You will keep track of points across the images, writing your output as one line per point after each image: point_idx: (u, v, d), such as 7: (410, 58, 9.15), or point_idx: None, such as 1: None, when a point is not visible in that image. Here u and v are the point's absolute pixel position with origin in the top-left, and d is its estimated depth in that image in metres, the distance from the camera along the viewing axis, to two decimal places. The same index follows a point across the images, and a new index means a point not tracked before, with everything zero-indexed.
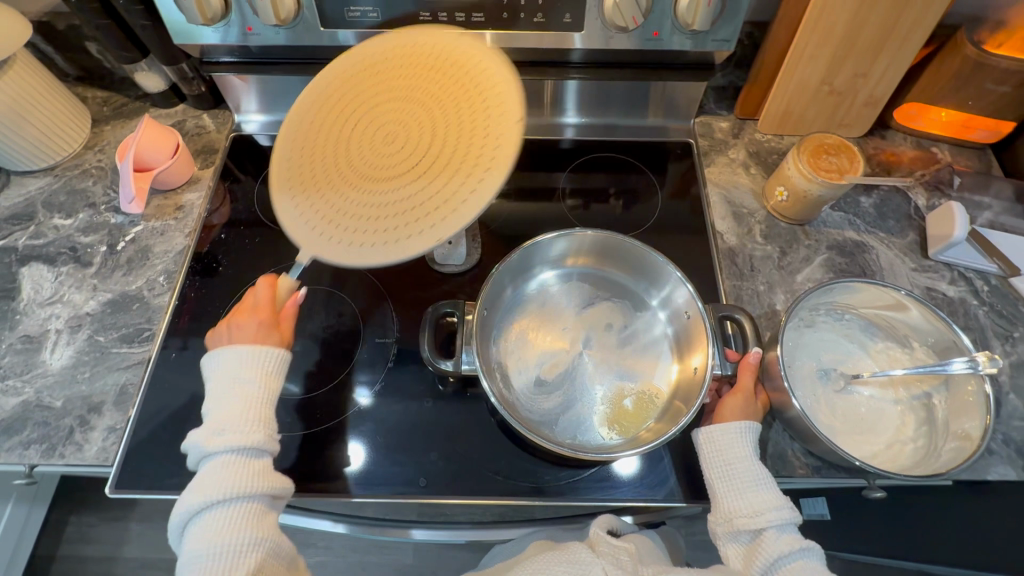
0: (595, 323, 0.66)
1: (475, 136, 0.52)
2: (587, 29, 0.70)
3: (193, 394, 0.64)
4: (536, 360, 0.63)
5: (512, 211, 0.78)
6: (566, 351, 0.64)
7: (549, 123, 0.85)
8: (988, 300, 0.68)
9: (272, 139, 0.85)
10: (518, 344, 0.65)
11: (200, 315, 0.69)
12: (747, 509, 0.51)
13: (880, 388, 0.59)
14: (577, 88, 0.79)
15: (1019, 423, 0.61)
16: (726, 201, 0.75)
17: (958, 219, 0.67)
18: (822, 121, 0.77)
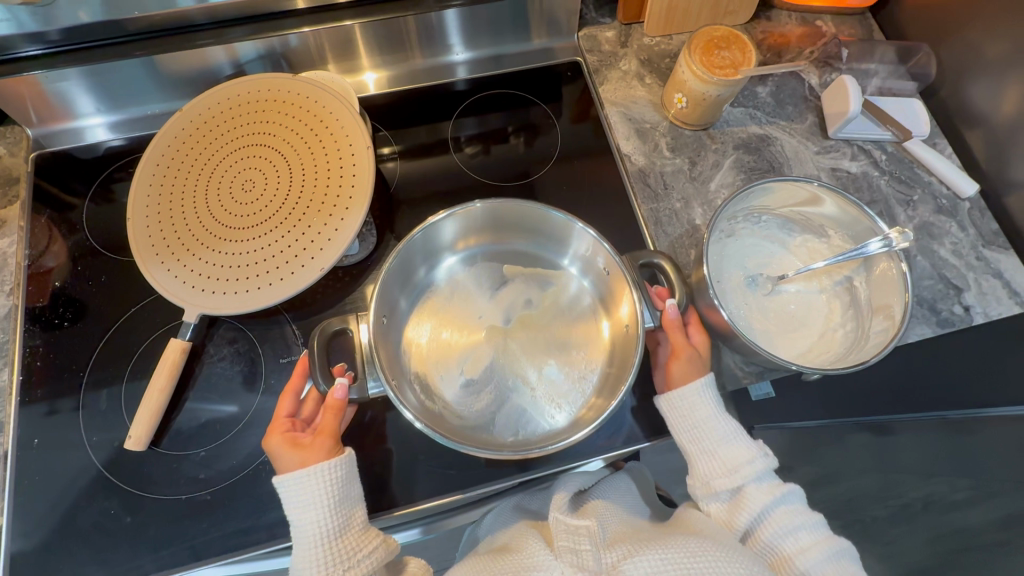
0: (513, 301, 0.62)
1: (331, 167, 0.59)
2: None
3: (70, 480, 0.54)
4: (456, 360, 0.59)
5: (404, 173, 0.69)
6: (481, 345, 0.59)
7: (439, 64, 0.74)
8: (888, 168, 0.69)
9: (108, 146, 0.70)
10: (431, 341, 0.60)
11: (56, 382, 0.57)
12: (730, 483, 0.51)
13: (805, 282, 0.59)
14: (443, 23, 0.70)
15: (928, 281, 0.64)
16: (626, 119, 0.70)
17: (852, 93, 0.65)
18: (708, 12, 0.72)
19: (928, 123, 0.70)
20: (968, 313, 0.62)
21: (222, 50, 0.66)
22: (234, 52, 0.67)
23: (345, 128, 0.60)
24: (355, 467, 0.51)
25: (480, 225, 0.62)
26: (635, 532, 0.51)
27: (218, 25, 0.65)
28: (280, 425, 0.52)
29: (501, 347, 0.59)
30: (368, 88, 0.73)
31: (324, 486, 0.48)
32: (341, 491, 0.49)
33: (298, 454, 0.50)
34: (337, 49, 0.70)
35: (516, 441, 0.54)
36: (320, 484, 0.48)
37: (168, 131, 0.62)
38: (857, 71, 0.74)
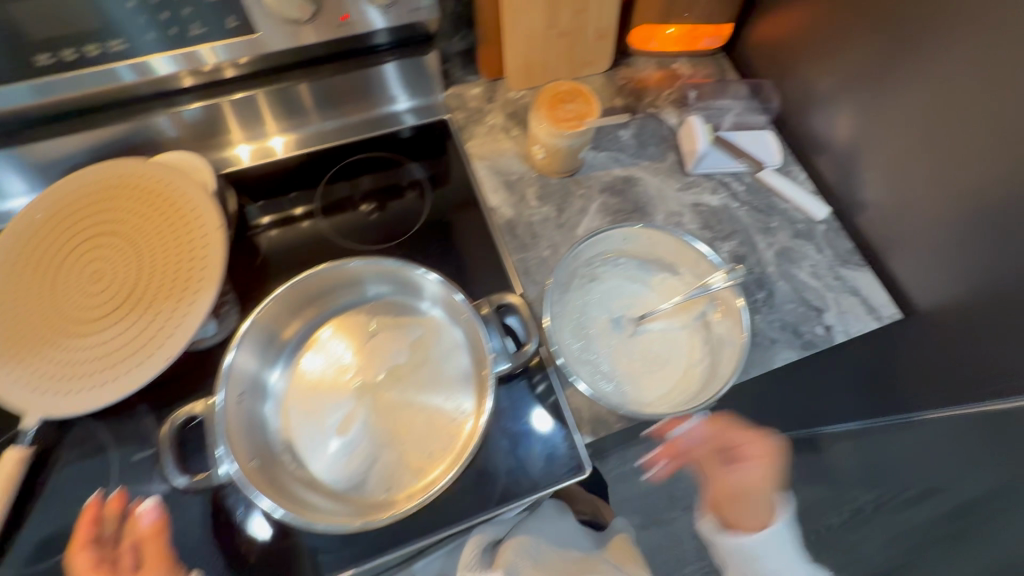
0: (381, 351, 0.61)
1: (183, 249, 0.58)
2: (265, 30, 0.56)
3: None
4: (325, 420, 0.58)
5: (272, 241, 0.67)
6: (347, 402, 0.58)
7: (321, 130, 0.74)
8: (747, 199, 0.72)
9: None
10: (297, 401, 0.59)
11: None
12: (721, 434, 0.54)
13: (666, 319, 0.60)
14: (328, 89, 0.70)
15: (790, 305, 0.66)
16: (494, 172, 0.71)
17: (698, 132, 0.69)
18: (566, 65, 0.76)
19: (779, 152, 0.74)
20: (830, 333, 0.64)
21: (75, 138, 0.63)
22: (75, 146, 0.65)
23: (197, 209, 0.60)
24: None
25: (341, 278, 0.62)
26: None
27: (166, 94, 0.64)
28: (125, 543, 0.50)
29: (367, 402, 0.58)
30: (275, 153, 0.72)
31: None
32: None
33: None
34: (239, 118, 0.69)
35: (387, 496, 0.54)
36: None
37: (11, 227, 0.60)
38: (712, 108, 0.78)
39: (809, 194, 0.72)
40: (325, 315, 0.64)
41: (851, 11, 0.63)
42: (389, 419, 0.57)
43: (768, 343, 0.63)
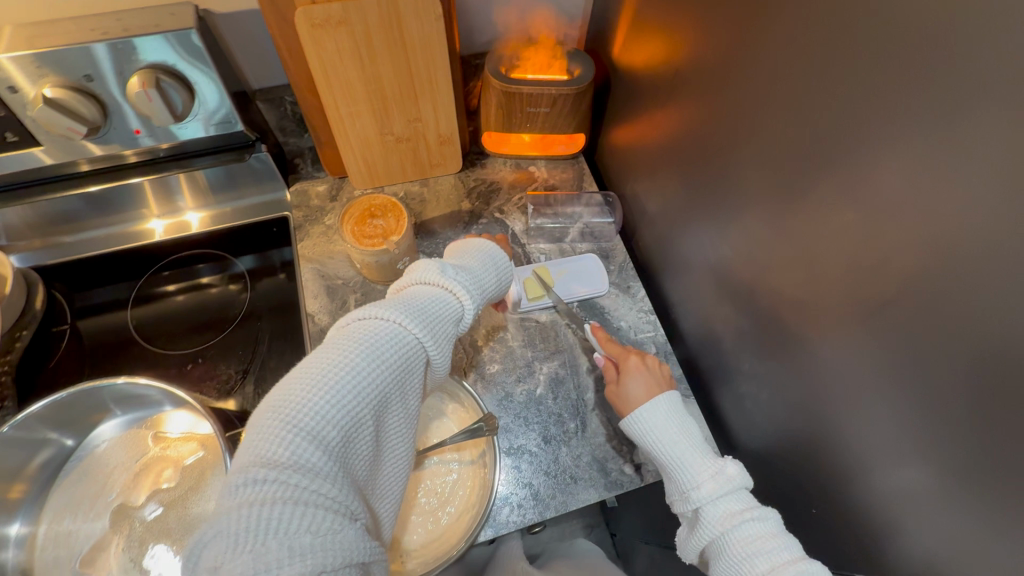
0: (144, 474, 0.56)
1: None
2: (48, 142, 0.59)
3: None
4: (71, 554, 0.52)
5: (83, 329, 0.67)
6: (99, 532, 0.53)
7: (176, 220, 0.74)
8: (578, 316, 0.69)
9: None
10: (45, 538, 0.53)
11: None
12: (741, 527, 0.43)
13: (454, 452, 0.58)
14: (199, 179, 0.69)
15: (601, 438, 0.62)
16: (319, 276, 0.70)
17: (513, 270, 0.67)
18: (411, 167, 0.75)
19: (604, 279, 0.71)
20: (639, 472, 0.60)
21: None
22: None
23: None
24: None
25: (99, 402, 0.56)
26: None
27: (44, 180, 0.64)
28: None
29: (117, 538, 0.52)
30: (190, 228, 0.74)
31: None
32: None
33: None
34: (158, 193, 0.70)
35: None
36: None
37: None
38: (563, 215, 0.77)
39: (642, 315, 0.70)
40: (91, 437, 0.58)
41: (676, 136, 0.63)
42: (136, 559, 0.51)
43: (568, 481, 0.59)
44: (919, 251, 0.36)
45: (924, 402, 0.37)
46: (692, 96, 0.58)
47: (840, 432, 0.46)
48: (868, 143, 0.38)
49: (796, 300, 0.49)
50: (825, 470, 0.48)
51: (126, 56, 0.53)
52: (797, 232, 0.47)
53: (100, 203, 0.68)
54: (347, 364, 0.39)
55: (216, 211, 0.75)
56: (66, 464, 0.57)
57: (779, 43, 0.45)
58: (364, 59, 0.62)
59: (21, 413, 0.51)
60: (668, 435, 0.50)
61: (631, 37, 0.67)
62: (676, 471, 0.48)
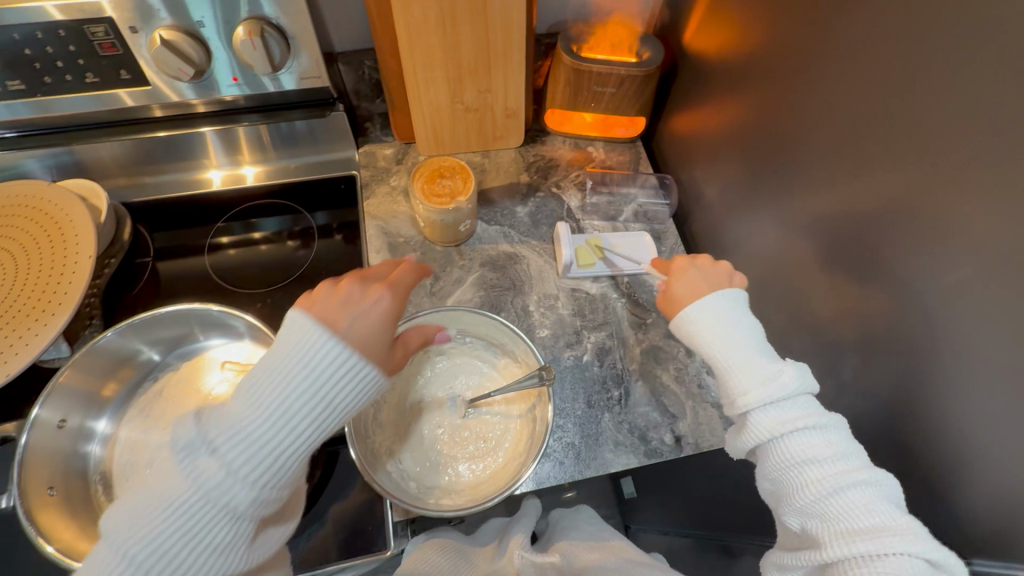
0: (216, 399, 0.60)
1: (53, 277, 0.61)
2: (153, 83, 0.63)
3: None
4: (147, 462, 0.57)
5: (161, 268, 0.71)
6: None
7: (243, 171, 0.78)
8: (627, 291, 0.71)
9: None
10: (124, 445, 0.57)
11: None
12: (794, 429, 0.42)
13: (505, 405, 0.61)
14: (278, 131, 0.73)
15: (643, 408, 0.64)
16: (382, 232, 0.73)
17: (563, 239, 0.71)
18: (475, 138, 0.78)
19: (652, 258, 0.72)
20: (678, 443, 0.62)
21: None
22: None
23: (80, 239, 0.63)
24: None
25: (185, 325, 0.60)
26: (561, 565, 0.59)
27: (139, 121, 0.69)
28: None
29: None
30: (246, 181, 0.78)
31: None
32: None
33: None
34: (238, 144, 0.74)
35: None
36: None
37: None
38: (619, 195, 0.79)
39: None
40: (170, 358, 0.62)
41: (740, 121, 0.64)
42: None
43: (609, 444, 0.61)
44: (983, 234, 0.37)
45: (978, 379, 0.38)
46: (760, 81, 0.60)
47: (887, 415, 0.46)
48: (938, 126, 0.39)
49: (852, 283, 0.49)
50: (867, 450, 0.49)
51: (235, 6, 0.57)
52: (858, 217, 0.48)
53: (187, 148, 0.73)
54: (159, 516, 0.37)
55: (269, 167, 0.79)
56: (146, 380, 0.61)
57: (855, 30, 0.46)
58: (446, 27, 0.65)
59: (122, 322, 0.55)
60: (721, 330, 0.47)
61: (703, 24, 0.69)
62: (728, 376, 0.45)
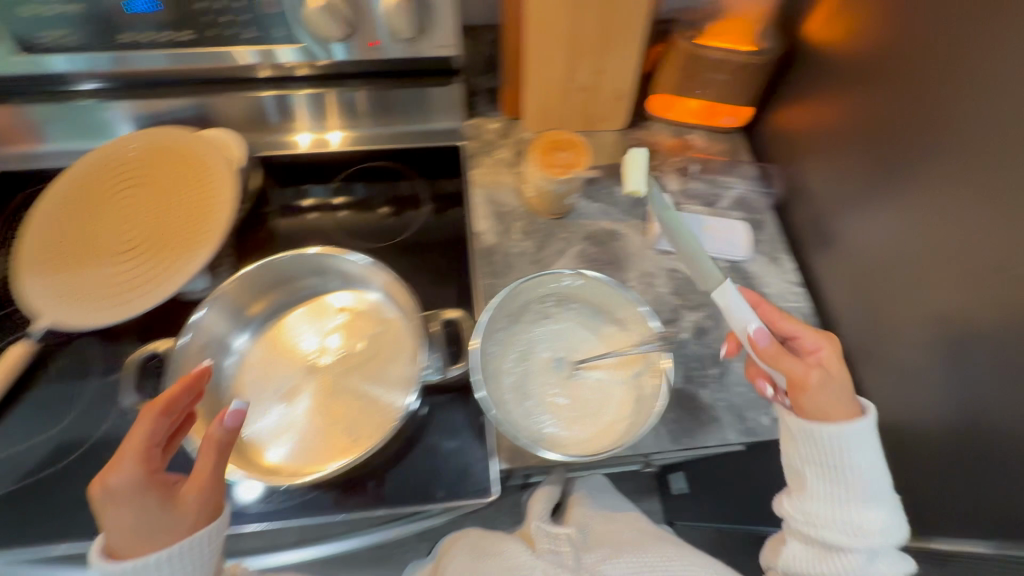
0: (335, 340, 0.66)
1: (196, 215, 0.67)
2: (303, 42, 0.68)
3: None
4: (274, 389, 0.63)
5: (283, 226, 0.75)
6: (297, 376, 0.63)
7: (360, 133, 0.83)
8: (725, 276, 0.72)
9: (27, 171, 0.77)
10: (255, 370, 0.64)
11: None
12: (836, 399, 0.51)
13: (609, 370, 0.62)
14: (403, 97, 0.79)
15: (740, 388, 0.65)
16: (489, 201, 0.76)
17: (659, 210, 0.69)
18: (581, 117, 0.80)
19: (749, 245, 0.73)
20: (775, 425, 0.63)
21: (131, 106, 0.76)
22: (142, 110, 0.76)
23: (218, 182, 0.68)
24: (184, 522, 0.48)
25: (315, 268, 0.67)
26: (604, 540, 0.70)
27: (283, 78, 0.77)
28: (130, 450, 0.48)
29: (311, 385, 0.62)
30: (330, 146, 0.81)
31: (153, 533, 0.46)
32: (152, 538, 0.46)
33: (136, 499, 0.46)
34: (363, 105, 0.80)
35: (302, 470, 0.58)
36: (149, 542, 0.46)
37: (92, 157, 0.72)
38: (720, 182, 0.79)
39: (789, 286, 0.72)
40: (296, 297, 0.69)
41: (845, 112, 0.64)
42: (329, 405, 0.61)
43: (706, 419, 0.63)
44: None
45: None
46: (874, 72, 0.59)
47: (988, 406, 0.46)
48: None
49: (962, 275, 0.49)
50: (975, 448, 0.47)
51: None
52: (979, 208, 0.47)
53: (317, 107, 0.79)
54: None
55: (356, 133, 0.83)
56: (274, 314, 0.68)
57: (996, 20, 0.46)
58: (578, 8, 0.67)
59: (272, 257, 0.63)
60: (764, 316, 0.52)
61: (821, 14, 0.68)
62: (828, 474, 0.51)
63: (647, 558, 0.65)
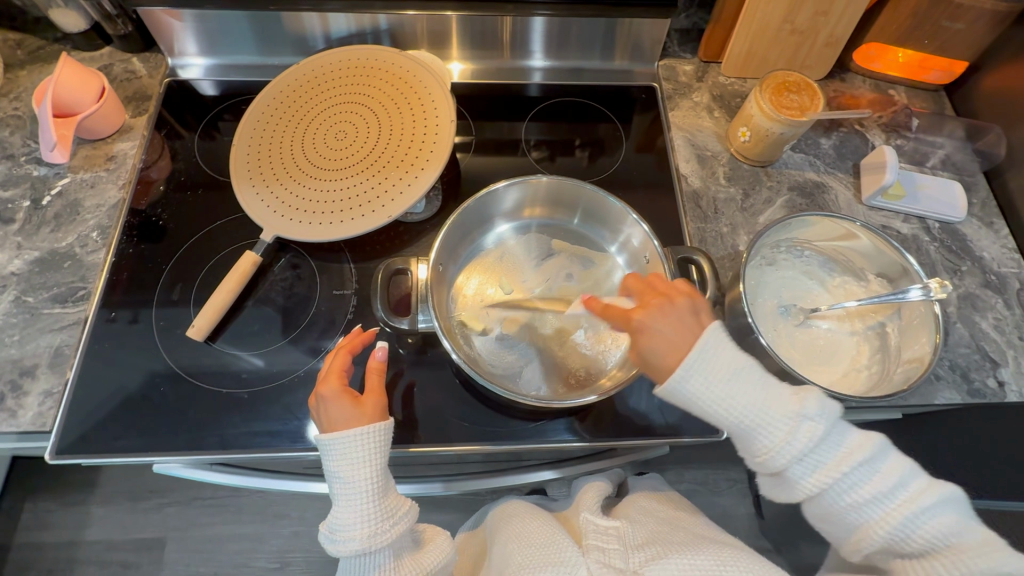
0: (554, 275, 0.66)
1: (416, 137, 0.66)
2: None
3: (149, 370, 0.59)
4: (497, 318, 0.63)
5: (477, 162, 0.75)
6: (522, 305, 0.63)
7: (514, 67, 0.80)
8: (939, 237, 0.70)
9: (217, 86, 0.76)
10: (476, 295, 0.65)
11: (134, 289, 0.63)
12: (846, 479, 0.43)
13: (837, 321, 0.61)
14: (598, 29, 0.75)
15: (964, 349, 0.63)
16: (689, 144, 0.74)
17: (890, 162, 0.68)
18: (785, 62, 0.77)
19: (965, 207, 0.70)
20: (1002, 389, 0.61)
21: (317, 18, 0.72)
22: (340, 26, 0.73)
23: (438, 105, 0.66)
24: (390, 438, 0.50)
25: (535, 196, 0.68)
26: (666, 539, 0.58)
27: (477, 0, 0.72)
28: (339, 370, 0.53)
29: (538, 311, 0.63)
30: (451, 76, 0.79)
31: (368, 441, 0.49)
32: (376, 448, 0.49)
33: (348, 406, 0.50)
34: (557, 38, 0.77)
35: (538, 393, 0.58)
36: (358, 451, 0.48)
37: (296, 72, 0.71)
38: (924, 141, 0.76)
39: (1005, 251, 0.69)
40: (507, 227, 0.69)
41: None
42: (557, 335, 0.62)
43: (932, 377, 0.61)
44: None
45: None
46: None
47: None
48: None
49: None
50: None
51: None
52: None
53: (511, 35, 0.76)
54: (352, 495, 0.48)
55: (473, 65, 0.80)
56: (486, 241, 0.69)
57: None
58: None
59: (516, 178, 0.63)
60: (768, 405, 0.44)
61: None
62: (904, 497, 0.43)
63: (700, 561, 0.51)
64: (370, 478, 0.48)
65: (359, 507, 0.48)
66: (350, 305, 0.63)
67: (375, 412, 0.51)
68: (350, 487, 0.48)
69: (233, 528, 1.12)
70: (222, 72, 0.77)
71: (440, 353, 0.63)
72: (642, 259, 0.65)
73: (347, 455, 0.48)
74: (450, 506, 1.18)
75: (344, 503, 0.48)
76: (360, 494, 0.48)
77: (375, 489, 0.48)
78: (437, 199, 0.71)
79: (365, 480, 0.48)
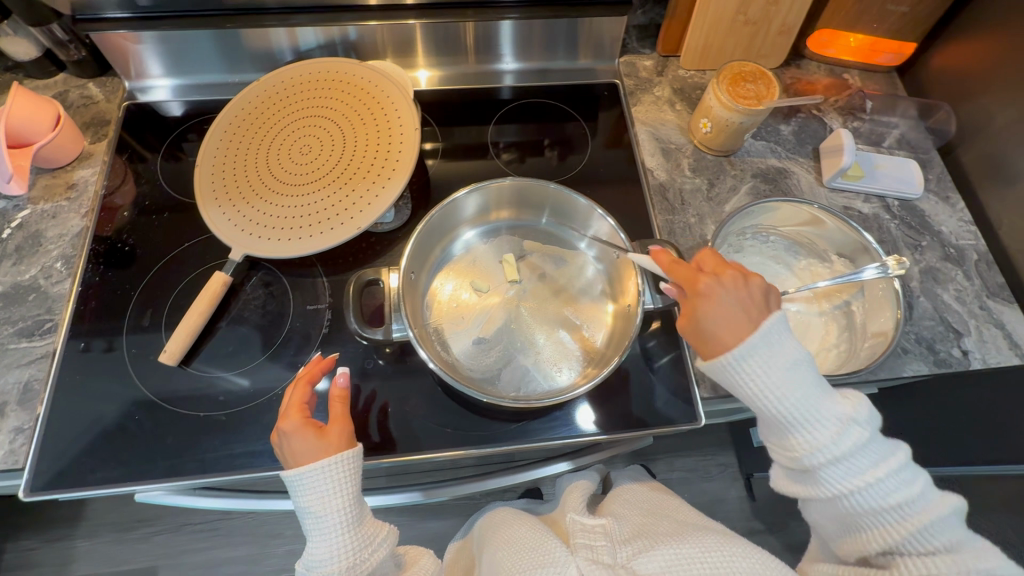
0: (527, 275, 0.67)
1: (381, 146, 0.66)
2: None
3: (122, 399, 0.58)
4: (472, 322, 0.63)
5: (445, 167, 0.75)
6: (497, 308, 0.64)
7: (480, 70, 0.81)
8: (899, 215, 0.72)
9: (177, 107, 0.76)
10: (450, 301, 0.65)
11: (103, 318, 0.62)
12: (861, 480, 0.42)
13: (805, 303, 0.62)
14: (558, 30, 0.76)
15: (928, 321, 0.65)
16: (653, 138, 0.76)
17: (847, 145, 0.69)
18: (741, 53, 0.78)
19: (922, 183, 0.72)
20: (967, 358, 0.63)
21: (286, 33, 0.72)
22: (309, 39, 0.73)
23: (401, 113, 0.67)
24: (361, 464, 0.50)
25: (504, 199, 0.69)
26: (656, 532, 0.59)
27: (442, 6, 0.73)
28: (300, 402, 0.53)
29: (512, 312, 0.63)
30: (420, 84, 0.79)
31: (339, 470, 0.48)
32: (347, 476, 0.49)
33: (313, 437, 0.50)
34: (518, 41, 0.77)
35: (517, 395, 0.58)
36: (329, 482, 0.48)
37: (257, 88, 0.70)
38: (880, 122, 0.79)
39: (962, 224, 0.72)
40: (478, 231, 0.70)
41: None
42: (533, 335, 0.62)
43: (899, 351, 0.63)
44: None
45: None
46: None
47: None
48: None
49: None
50: None
51: None
52: None
53: (472, 40, 0.76)
54: (326, 530, 0.47)
55: (443, 72, 0.80)
56: (458, 247, 0.69)
57: None
58: None
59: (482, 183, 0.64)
60: (807, 401, 0.42)
61: None
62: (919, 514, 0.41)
63: (686, 550, 0.52)
64: (344, 508, 0.48)
65: (336, 541, 0.47)
66: (325, 319, 0.63)
67: (342, 441, 0.50)
68: (324, 521, 0.47)
69: (226, 552, 1.11)
70: (189, 92, 0.77)
71: (419, 360, 0.63)
72: (612, 254, 0.66)
73: (318, 490, 0.48)
74: (445, 512, 1.18)
75: (318, 539, 0.47)
76: (334, 527, 0.47)
77: (351, 519, 0.48)
78: (406, 208, 0.71)
79: (339, 511, 0.48)
